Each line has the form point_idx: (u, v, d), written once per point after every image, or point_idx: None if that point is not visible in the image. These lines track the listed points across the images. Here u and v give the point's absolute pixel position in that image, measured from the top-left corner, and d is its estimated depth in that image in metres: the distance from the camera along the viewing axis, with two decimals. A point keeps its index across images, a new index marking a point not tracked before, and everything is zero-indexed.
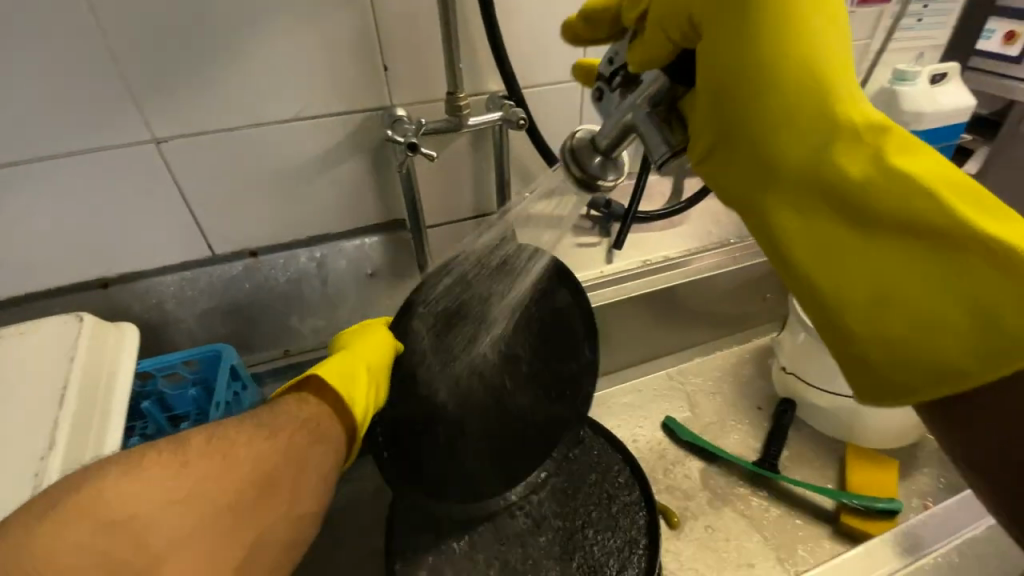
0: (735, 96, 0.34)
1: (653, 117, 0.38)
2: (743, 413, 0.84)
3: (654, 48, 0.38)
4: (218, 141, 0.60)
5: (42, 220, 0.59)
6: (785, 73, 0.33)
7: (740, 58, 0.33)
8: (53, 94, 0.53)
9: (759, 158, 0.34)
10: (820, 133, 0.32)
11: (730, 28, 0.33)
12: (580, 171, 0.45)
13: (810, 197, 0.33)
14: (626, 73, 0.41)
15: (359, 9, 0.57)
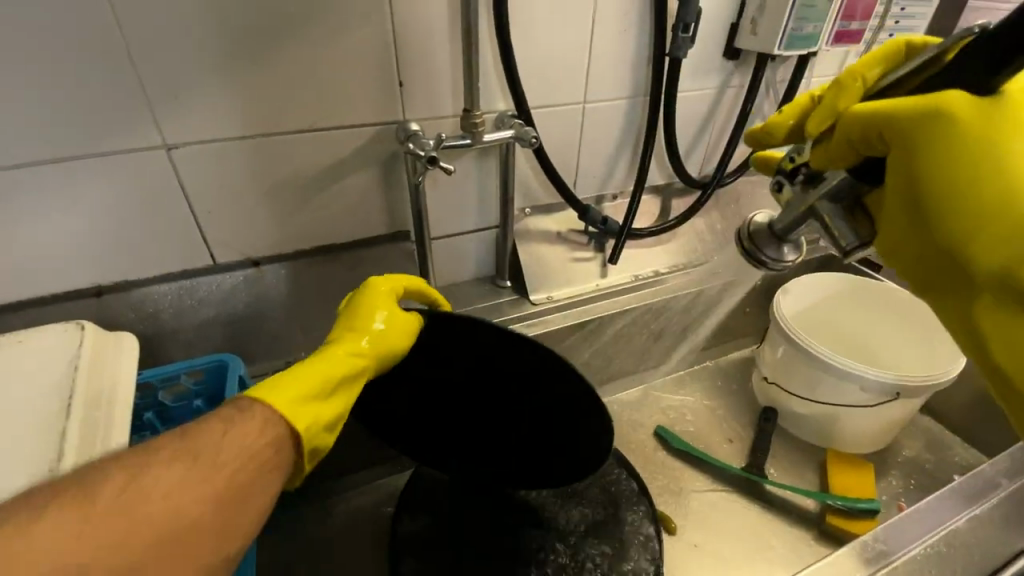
0: (925, 207, 0.35)
1: (837, 211, 0.41)
2: (729, 422, 0.89)
3: (837, 153, 0.40)
4: (231, 149, 0.60)
5: (38, 224, 0.56)
6: (975, 185, 0.33)
7: (931, 171, 0.35)
8: (62, 94, 0.51)
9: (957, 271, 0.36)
10: (1018, 243, 0.31)
11: (926, 147, 0.34)
12: (756, 253, 0.49)
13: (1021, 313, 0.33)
14: (811, 170, 0.43)
15: (379, 26, 0.59)
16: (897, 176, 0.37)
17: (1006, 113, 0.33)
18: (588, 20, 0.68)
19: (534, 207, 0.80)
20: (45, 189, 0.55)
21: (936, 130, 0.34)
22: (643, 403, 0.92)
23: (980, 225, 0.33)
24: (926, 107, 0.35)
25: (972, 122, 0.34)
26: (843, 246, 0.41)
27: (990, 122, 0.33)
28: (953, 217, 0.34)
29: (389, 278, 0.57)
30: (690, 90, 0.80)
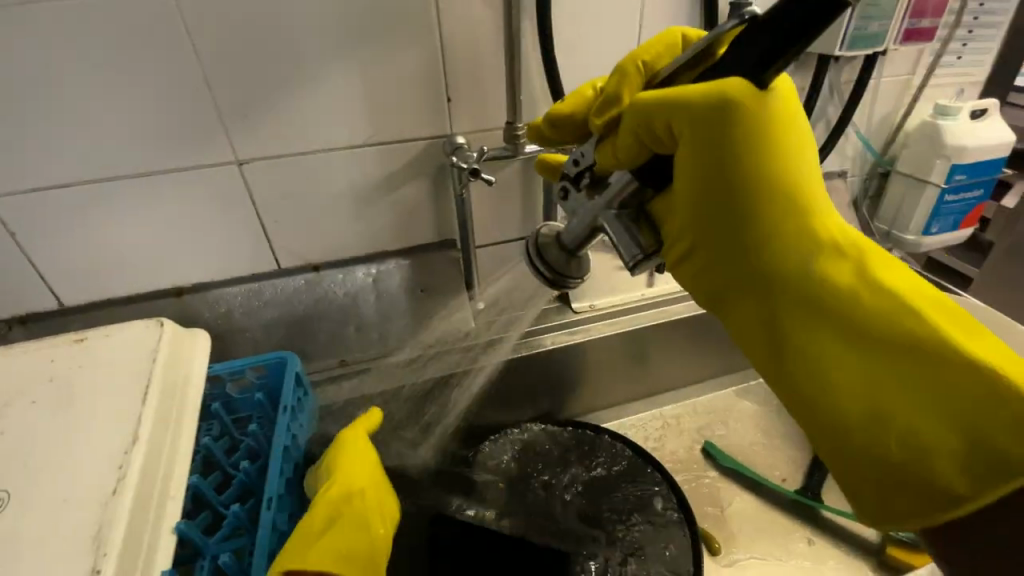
0: (729, 196, 0.36)
1: (621, 221, 0.40)
2: (783, 440, 0.84)
3: (626, 147, 0.39)
4: (294, 164, 0.65)
5: (132, 232, 0.64)
6: (773, 178, 0.36)
7: (733, 165, 0.36)
8: (151, 118, 0.58)
9: (760, 276, 0.37)
10: (811, 250, 0.36)
11: (713, 134, 0.35)
12: (548, 269, 0.46)
13: (813, 313, 0.35)
14: (594, 173, 0.43)
15: (428, 45, 0.62)
16: (709, 183, 0.36)
17: (781, 114, 0.35)
18: (635, 28, 0.67)
19: None
20: (137, 200, 0.62)
21: (738, 132, 0.35)
22: (691, 416, 0.89)
23: (789, 229, 0.37)
24: (714, 100, 0.34)
25: (759, 116, 0.34)
26: (626, 259, 0.41)
27: (773, 121, 0.35)
28: (762, 218, 0.37)
29: (358, 429, 0.62)
30: None
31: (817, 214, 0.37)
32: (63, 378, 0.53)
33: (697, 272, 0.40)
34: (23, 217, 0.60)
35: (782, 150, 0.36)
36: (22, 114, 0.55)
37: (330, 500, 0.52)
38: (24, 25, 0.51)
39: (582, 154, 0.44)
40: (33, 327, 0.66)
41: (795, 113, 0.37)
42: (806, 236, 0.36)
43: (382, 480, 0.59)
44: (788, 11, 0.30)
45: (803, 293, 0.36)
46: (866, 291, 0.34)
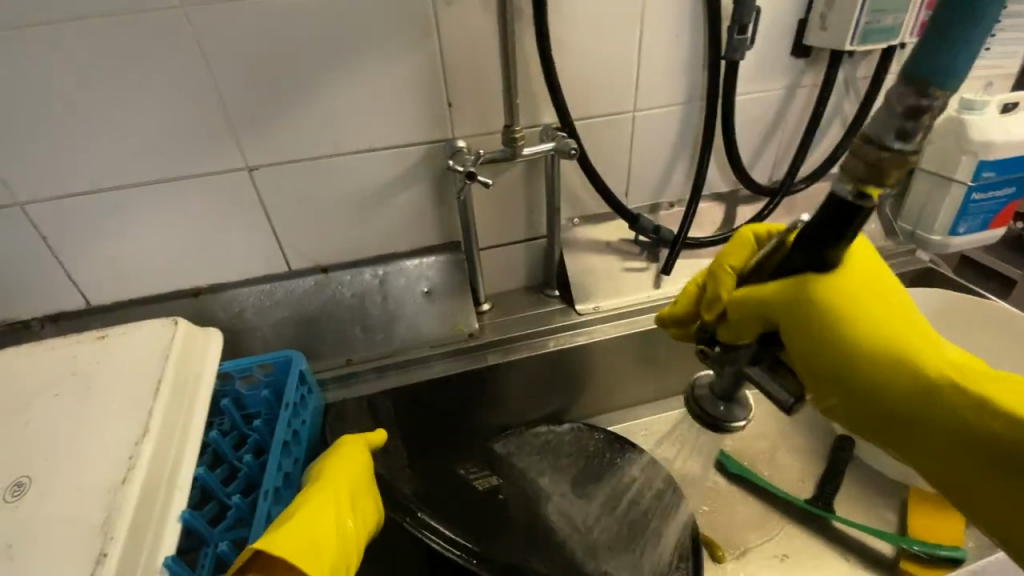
0: (832, 370, 0.38)
1: (762, 373, 0.43)
2: (796, 447, 0.82)
3: (739, 331, 0.44)
4: (300, 169, 0.67)
5: (150, 236, 0.67)
6: (867, 342, 0.37)
7: (822, 339, 0.38)
8: (165, 127, 0.61)
9: (896, 426, 0.38)
10: (930, 392, 0.36)
11: (800, 318, 0.38)
12: (705, 417, 0.48)
13: (960, 453, 0.36)
14: (723, 346, 0.46)
15: (428, 52, 0.63)
16: (814, 357, 0.39)
17: (845, 285, 0.38)
18: (635, 27, 0.66)
19: (582, 217, 0.81)
20: (155, 205, 0.66)
21: (829, 309, 0.37)
22: (701, 420, 0.87)
23: (907, 386, 0.37)
24: (794, 291, 0.39)
25: (832, 296, 0.38)
26: (783, 404, 0.41)
27: (837, 293, 0.38)
28: (889, 376, 0.37)
29: (355, 439, 0.63)
30: (752, 92, 0.75)
31: (935, 354, 0.37)
32: (83, 373, 0.57)
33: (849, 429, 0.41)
34: (51, 222, 0.64)
35: (858, 309, 0.37)
36: (50, 127, 0.58)
37: (308, 499, 0.53)
38: (49, 43, 0.54)
39: (707, 331, 0.48)
40: (64, 325, 0.70)
41: (858, 272, 0.39)
42: (929, 385, 0.36)
43: (368, 491, 0.59)
44: (823, 214, 0.35)
45: (954, 442, 0.36)
46: (994, 421, 0.34)
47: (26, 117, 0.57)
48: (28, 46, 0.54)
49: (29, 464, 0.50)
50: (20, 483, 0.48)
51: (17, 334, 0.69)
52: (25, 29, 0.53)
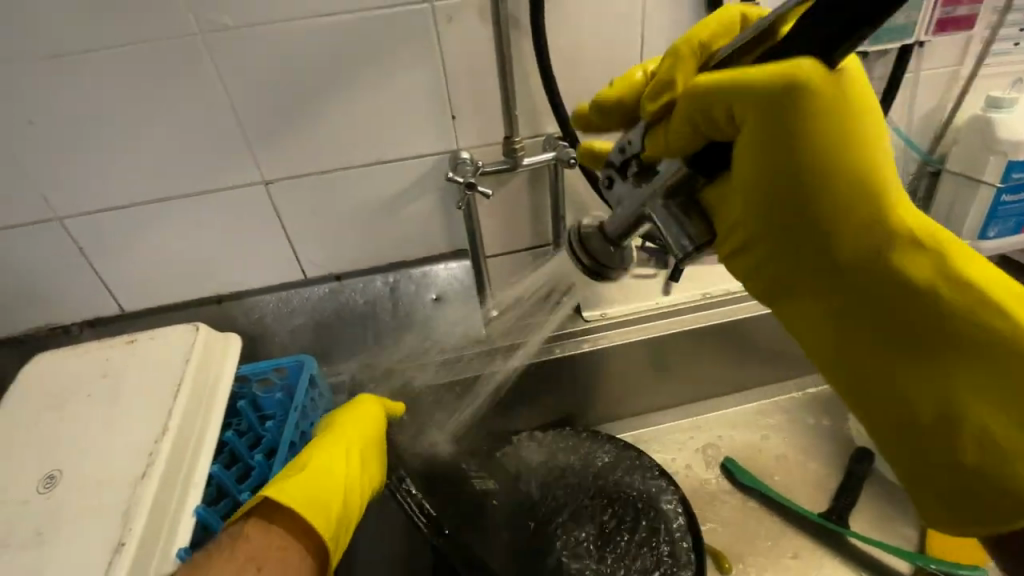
0: (781, 190, 0.33)
1: (671, 210, 0.39)
2: (811, 459, 0.80)
3: (680, 135, 0.36)
4: (312, 182, 0.70)
5: (176, 247, 0.72)
6: (839, 159, 0.31)
7: (784, 158, 0.32)
8: (189, 147, 0.65)
9: (820, 261, 0.34)
10: (876, 234, 0.32)
11: (768, 125, 0.32)
12: (590, 260, 0.48)
13: (883, 304, 0.33)
14: (642, 161, 0.41)
15: (432, 68, 0.66)
16: (758, 171, 0.33)
17: (852, 88, 0.31)
18: (636, 36, 0.66)
19: (589, 224, 0.80)
20: (180, 219, 0.70)
21: (803, 115, 0.31)
22: (714, 430, 0.86)
23: (860, 223, 0.32)
24: (778, 82, 0.31)
25: (828, 103, 0.31)
26: (678, 249, 0.39)
27: (833, 102, 0.31)
28: (833, 209, 0.32)
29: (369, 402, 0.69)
30: None
31: (897, 202, 0.33)
32: (114, 375, 0.61)
33: (758, 261, 0.36)
34: (89, 236, 0.69)
35: (842, 119, 0.31)
36: (86, 148, 0.63)
37: (318, 449, 0.60)
38: (82, 72, 0.59)
39: (635, 146, 0.42)
40: (102, 330, 0.76)
41: (859, 85, 0.31)
42: (877, 224, 0.32)
43: (374, 451, 0.66)
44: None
45: (869, 291, 0.33)
46: (946, 283, 0.32)
47: (64, 140, 0.62)
48: (65, 74, 0.59)
49: (60, 459, 0.54)
50: (51, 476, 0.53)
51: (60, 338, 0.75)
52: (61, 59, 0.58)
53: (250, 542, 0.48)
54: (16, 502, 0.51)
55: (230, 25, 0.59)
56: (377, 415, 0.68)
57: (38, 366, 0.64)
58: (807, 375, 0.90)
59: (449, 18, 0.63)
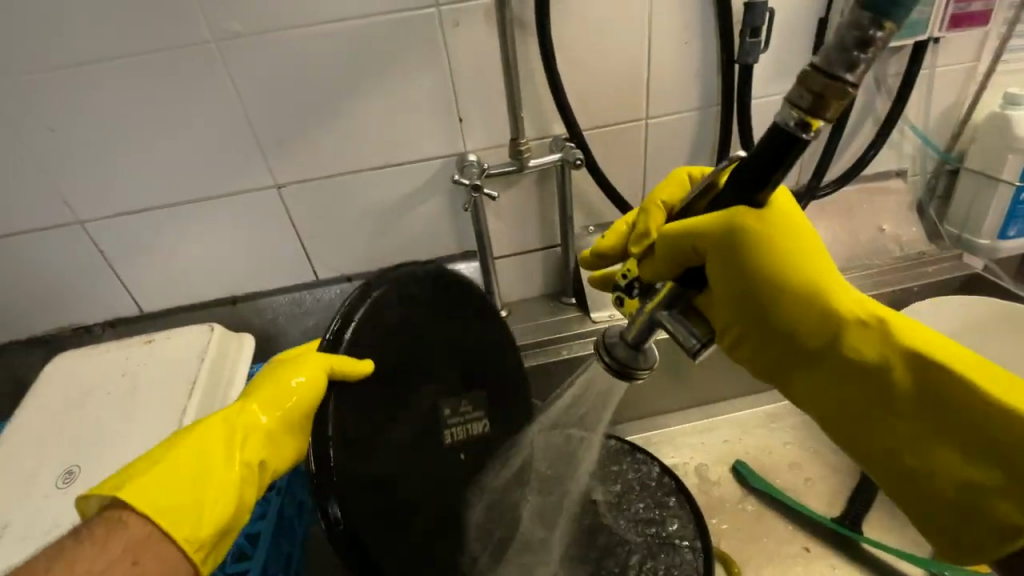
0: (750, 297, 0.40)
1: (672, 317, 0.43)
2: (825, 463, 0.80)
3: (661, 266, 0.44)
4: (323, 185, 0.72)
5: (192, 250, 0.74)
6: (784, 272, 0.40)
7: (743, 272, 0.40)
8: (203, 152, 0.67)
9: (793, 351, 0.41)
10: (830, 327, 0.39)
11: (725, 250, 0.39)
12: (613, 363, 0.45)
13: (849, 385, 0.39)
14: (643, 284, 0.46)
15: (439, 71, 0.66)
16: (729, 284, 0.41)
17: (774, 219, 0.39)
18: (643, 36, 0.66)
19: (597, 225, 0.82)
20: (195, 222, 0.72)
21: (751, 246, 0.39)
22: (725, 433, 0.85)
23: (815, 318, 0.39)
24: (721, 226, 0.39)
25: (763, 233, 0.39)
26: (688, 348, 0.42)
27: (765, 227, 0.39)
28: (794, 309, 0.40)
29: (315, 357, 0.46)
30: (770, 95, 0.73)
31: (843, 296, 0.40)
32: (131, 374, 0.63)
33: (752, 351, 0.43)
34: (109, 239, 0.71)
35: (779, 242, 0.39)
36: (104, 154, 0.66)
37: (257, 393, 0.48)
38: (101, 80, 0.61)
39: (630, 279, 0.48)
40: (122, 329, 0.78)
41: (783, 212, 0.40)
42: (828, 316, 0.39)
43: (285, 436, 0.48)
44: (760, 152, 0.35)
45: (839, 374, 0.39)
46: (892, 356, 0.37)
47: (84, 145, 0.65)
48: (85, 81, 0.61)
49: (80, 455, 0.56)
50: (70, 471, 0.55)
51: (81, 338, 0.78)
52: (81, 68, 0.60)
53: (137, 522, 0.40)
54: (38, 496, 0.53)
55: (242, 33, 0.61)
56: (315, 384, 0.46)
57: (59, 365, 0.66)
58: None
59: (457, 22, 0.64)
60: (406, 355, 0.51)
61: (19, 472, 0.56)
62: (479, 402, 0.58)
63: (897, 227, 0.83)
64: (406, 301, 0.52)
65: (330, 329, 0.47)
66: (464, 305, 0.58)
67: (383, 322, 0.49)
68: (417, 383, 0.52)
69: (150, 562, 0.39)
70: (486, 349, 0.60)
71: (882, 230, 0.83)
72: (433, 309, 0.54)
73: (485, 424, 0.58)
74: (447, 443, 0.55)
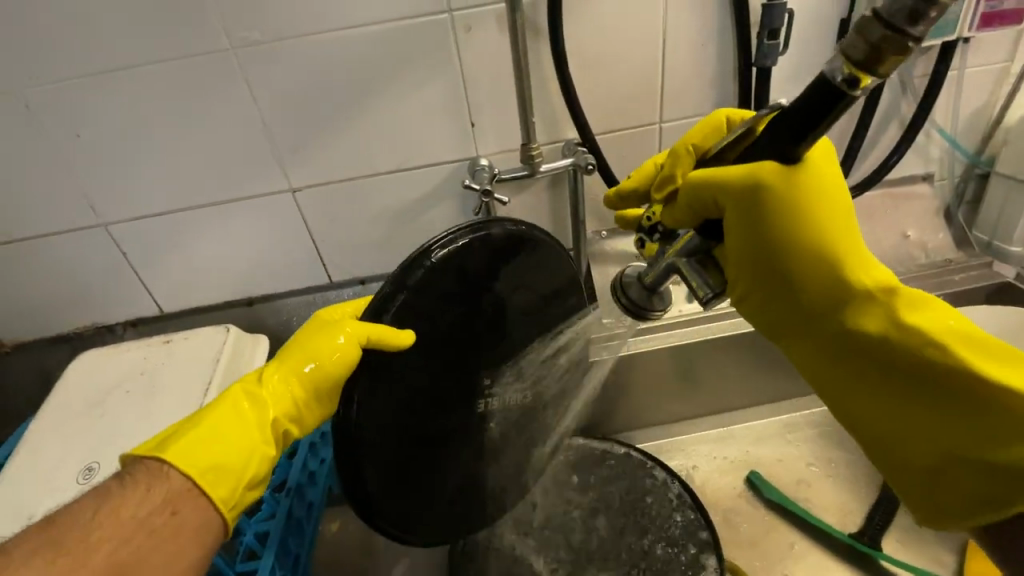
0: (759, 260, 0.41)
1: (691, 264, 0.44)
2: (842, 474, 0.78)
3: (681, 214, 0.44)
4: (336, 190, 0.73)
5: (210, 252, 0.76)
6: (798, 239, 0.39)
7: (757, 235, 0.40)
8: (220, 158, 0.68)
9: (801, 313, 0.42)
10: (839, 295, 0.39)
11: (741, 213, 0.40)
12: (626, 301, 0.49)
13: (852, 352, 0.40)
14: (665, 228, 0.47)
15: (451, 76, 0.66)
16: (742, 245, 0.41)
17: (804, 182, 0.38)
18: (658, 40, 0.65)
19: (610, 230, 0.82)
20: (212, 226, 0.74)
21: (772, 208, 0.38)
22: (739, 443, 0.83)
23: (826, 284, 0.40)
24: (747, 183, 0.39)
25: (785, 196, 0.38)
26: (702, 298, 0.44)
27: (789, 189, 0.38)
28: (808, 273, 0.40)
29: (360, 321, 0.46)
30: (789, 97, 0.71)
31: (863, 265, 0.39)
32: (151, 373, 0.65)
33: (759, 308, 0.44)
34: (130, 242, 0.73)
35: (801, 206, 0.38)
36: (125, 159, 0.67)
37: (287, 355, 0.49)
38: (123, 88, 0.63)
39: (652, 221, 0.48)
40: (143, 329, 0.81)
41: (812, 171, 0.39)
42: (841, 287, 0.39)
43: (321, 402, 0.49)
44: (806, 96, 0.33)
45: (846, 339, 0.40)
46: (897, 330, 0.38)
47: (108, 152, 0.67)
48: (107, 89, 0.63)
49: (99, 453, 0.58)
50: (90, 468, 0.57)
51: (105, 336, 0.81)
52: (105, 77, 0.62)
53: (170, 481, 0.42)
54: (60, 492, 0.56)
55: (259, 40, 0.62)
56: (354, 354, 0.46)
57: (81, 364, 0.68)
58: None
59: (468, 28, 0.64)
60: (455, 321, 0.49)
61: (43, 468, 0.58)
62: (523, 370, 0.58)
63: (922, 234, 0.80)
64: (466, 263, 0.48)
65: (374, 299, 0.46)
66: (529, 262, 0.54)
67: (436, 289, 0.47)
68: (459, 351, 0.50)
69: (188, 514, 0.41)
70: (539, 313, 0.58)
71: (906, 236, 0.80)
72: (496, 268, 0.51)
73: (523, 391, 0.59)
74: (480, 411, 0.55)
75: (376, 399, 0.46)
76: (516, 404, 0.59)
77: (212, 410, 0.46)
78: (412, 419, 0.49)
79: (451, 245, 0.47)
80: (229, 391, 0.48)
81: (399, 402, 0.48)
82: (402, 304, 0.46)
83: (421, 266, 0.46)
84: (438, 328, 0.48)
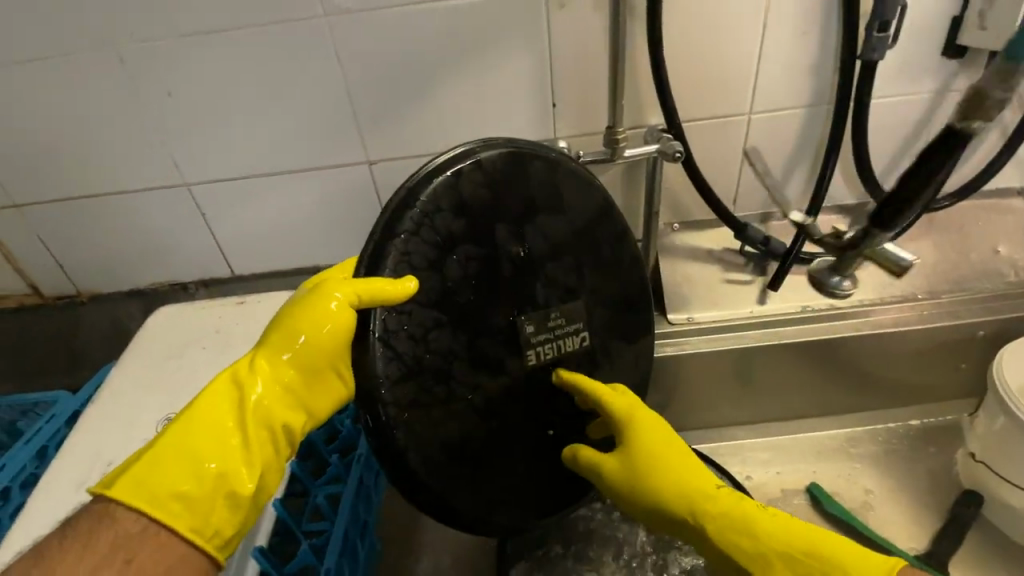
0: (638, 491, 0.54)
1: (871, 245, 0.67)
2: (905, 495, 0.76)
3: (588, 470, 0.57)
4: (411, 165, 0.73)
5: (283, 218, 0.77)
6: (655, 473, 0.54)
7: (628, 472, 0.55)
8: (301, 123, 0.69)
9: (671, 524, 0.54)
10: (686, 506, 0.53)
11: (613, 463, 0.55)
12: (823, 288, 0.75)
13: (717, 550, 0.51)
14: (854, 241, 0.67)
15: (539, 54, 0.65)
16: (619, 483, 0.55)
17: (639, 432, 0.55)
18: (757, 27, 0.63)
19: (683, 223, 0.81)
20: (289, 193, 0.75)
21: (631, 452, 0.55)
22: (798, 453, 0.81)
23: (681, 504, 0.53)
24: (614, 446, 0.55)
25: (633, 445, 0.55)
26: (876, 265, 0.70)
27: (632, 439, 0.55)
28: (668, 497, 0.53)
29: (351, 281, 0.45)
30: (887, 95, 0.68)
31: (696, 485, 0.53)
32: (226, 332, 0.67)
33: (645, 518, 0.56)
34: (208, 201, 0.75)
35: (645, 450, 0.55)
36: (211, 123, 0.69)
37: (267, 342, 0.48)
38: (215, 49, 0.64)
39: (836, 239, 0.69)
40: (215, 290, 0.83)
41: (636, 413, 0.56)
42: (690, 503, 0.52)
43: (319, 381, 0.48)
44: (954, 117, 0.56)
45: (715, 546, 0.51)
46: (736, 533, 0.50)
47: (195, 114, 0.68)
48: (200, 50, 0.64)
49: (176, 403, 0.60)
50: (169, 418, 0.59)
51: (177, 294, 0.84)
52: (198, 38, 0.63)
53: (116, 528, 0.40)
54: (140, 438, 0.58)
55: (356, 8, 0.62)
56: (348, 320, 0.45)
57: (157, 319, 0.70)
58: (925, 405, 0.82)
59: (562, 5, 0.62)
60: (467, 263, 0.49)
61: (122, 415, 0.60)
62: (575, 313, 0.56)
63: (1015, 250, 0.76)
64: (463, 199, 0.49)
65: (365, 254, 0.47)
66: (531, 196, 0.52)
67: (435, 236, 0.47)
68: (479, 294, 0.49)
69: (146, 558, 0.39)
70: (567, 245, 0.55)
71: (997, 252, 0.76)
72: (496, 205, 0.50)
73: (580, 338, 0.57)
74: (533, 362, 0.53)
75: (395, 341, 0.46)
76: (579, 355, 0.57)
77: (181, 420, 0.45)
78: (445, 364, 0.48)
79: (425, 193, 0.47)
80: (206, 388, 0.47)
81: (419, 356, 0.47)
82: (393, 258, 0.46)
83: (408, 209, 0.46)
84: (448, 271, 0.48)
